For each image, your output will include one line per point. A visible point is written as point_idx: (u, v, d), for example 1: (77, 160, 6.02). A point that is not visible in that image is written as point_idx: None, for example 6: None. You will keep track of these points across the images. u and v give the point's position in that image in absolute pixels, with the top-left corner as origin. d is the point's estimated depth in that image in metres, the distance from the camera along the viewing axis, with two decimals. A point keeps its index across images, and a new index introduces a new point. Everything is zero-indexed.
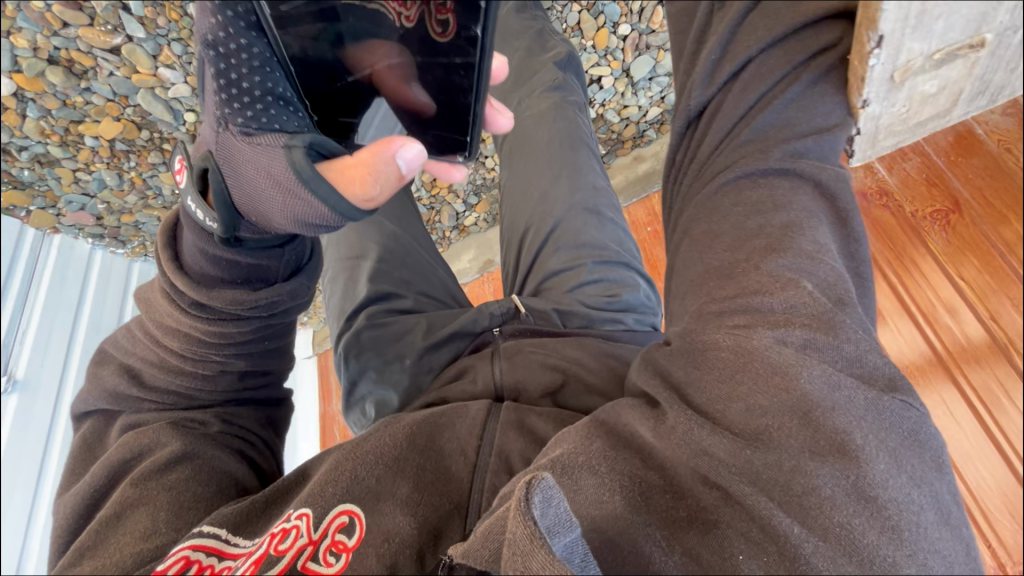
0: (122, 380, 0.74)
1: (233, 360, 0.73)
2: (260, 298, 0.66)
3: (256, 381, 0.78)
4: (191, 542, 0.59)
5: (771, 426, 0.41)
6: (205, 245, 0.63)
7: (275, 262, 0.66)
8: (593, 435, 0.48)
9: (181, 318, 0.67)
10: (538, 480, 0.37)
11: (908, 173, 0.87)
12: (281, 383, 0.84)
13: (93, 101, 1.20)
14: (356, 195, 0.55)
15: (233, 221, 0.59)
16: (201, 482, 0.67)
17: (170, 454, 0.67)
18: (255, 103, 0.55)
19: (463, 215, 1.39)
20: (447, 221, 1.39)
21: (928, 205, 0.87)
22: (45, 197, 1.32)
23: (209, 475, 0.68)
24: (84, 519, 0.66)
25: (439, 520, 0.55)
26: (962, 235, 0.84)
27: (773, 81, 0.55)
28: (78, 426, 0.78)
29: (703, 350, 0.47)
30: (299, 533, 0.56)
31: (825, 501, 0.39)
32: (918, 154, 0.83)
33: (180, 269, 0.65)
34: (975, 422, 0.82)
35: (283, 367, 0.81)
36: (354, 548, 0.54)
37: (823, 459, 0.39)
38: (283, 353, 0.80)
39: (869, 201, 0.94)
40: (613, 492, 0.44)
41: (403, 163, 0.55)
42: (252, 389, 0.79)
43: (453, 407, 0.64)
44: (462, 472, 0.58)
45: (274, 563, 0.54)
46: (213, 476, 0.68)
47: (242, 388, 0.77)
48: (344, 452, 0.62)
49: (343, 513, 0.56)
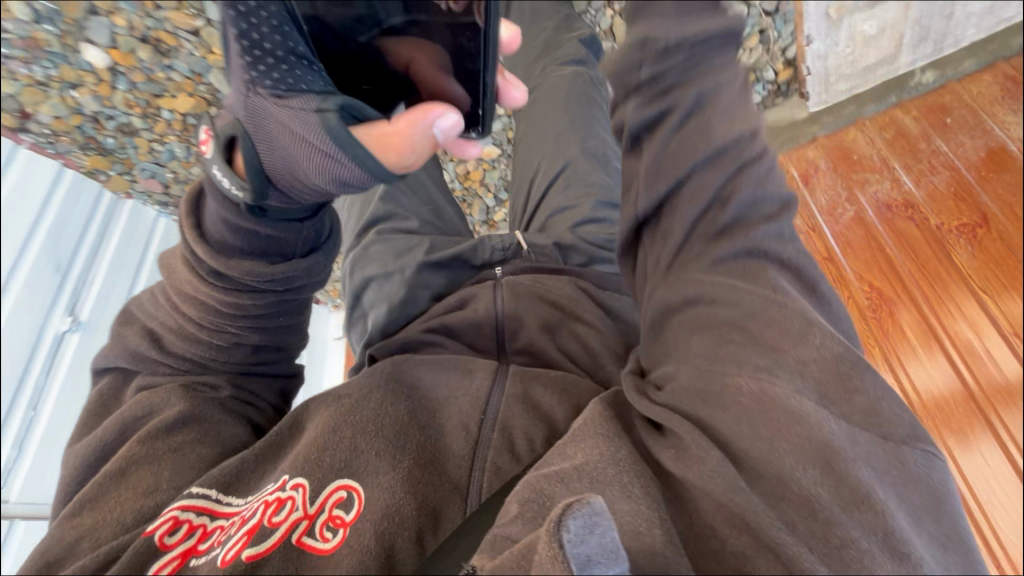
0: (143, 341, 0.74)
1: (246, 334, 0.73)
2: (275, 273, 0.66)
3: (268, 356, 0.78)
4: (179, 503, 0.59)
5: (792, 469, 0.37)
6: (229, 215, 0.62)
7: (292, 237, 0.66)
8: (600, 444, 0.43)
9: (201, 286, 0.68)
10: (580, 503, 0.30)
11: (934, 188, 1.10)
12: (293, 360, 0.84)
13: (172, 78, 1.06)
14: (393, 158, 0.57)
15: (263, 188, 0.59)
16: (205, 444, 0.68)
17: (174, 416, 0.68)
18: (279, 64, 0.54)
19: (493, 210, 1.39)
20: (477, 215, 1.39)
21: (955, 219, 1.08)
22: (122, 164, 1.15)
23: (213, 439, 0.69)
24: (91, 469, 0.66)
25: (437, 500, 0.53)
26: (990, 249, 1.06)
27: (723, 180, 0.45)
28: (96, 379, 0.78)
29: (718, 389, 0.41)
30: (294, 505, 0.54)
31: (866, 555, 0.35)
32: (946, 166, 1.10)
33: (204, 237, 0.65)
34: (997, 446, 1.03)
35: (295, 345, 0.82)
36: (351, 524, 0.52)
37: (849, 512, 0.36)
38: (297, 330, 0.81)
39: (896, 212, 1.12)
40: (650, 525, 0.37)
41: (442, 128, 0.57)
42: (265, 363, 0.79)
43: (456, 381, 0.63)
44: (465, 454, 0.56)
45: (266, 536, 0.53)
46: (217, 439, 0.69)
47: (255, 362, 0.77)
48: (337, 412, 0.60)
49: (340, 488, 0.55)
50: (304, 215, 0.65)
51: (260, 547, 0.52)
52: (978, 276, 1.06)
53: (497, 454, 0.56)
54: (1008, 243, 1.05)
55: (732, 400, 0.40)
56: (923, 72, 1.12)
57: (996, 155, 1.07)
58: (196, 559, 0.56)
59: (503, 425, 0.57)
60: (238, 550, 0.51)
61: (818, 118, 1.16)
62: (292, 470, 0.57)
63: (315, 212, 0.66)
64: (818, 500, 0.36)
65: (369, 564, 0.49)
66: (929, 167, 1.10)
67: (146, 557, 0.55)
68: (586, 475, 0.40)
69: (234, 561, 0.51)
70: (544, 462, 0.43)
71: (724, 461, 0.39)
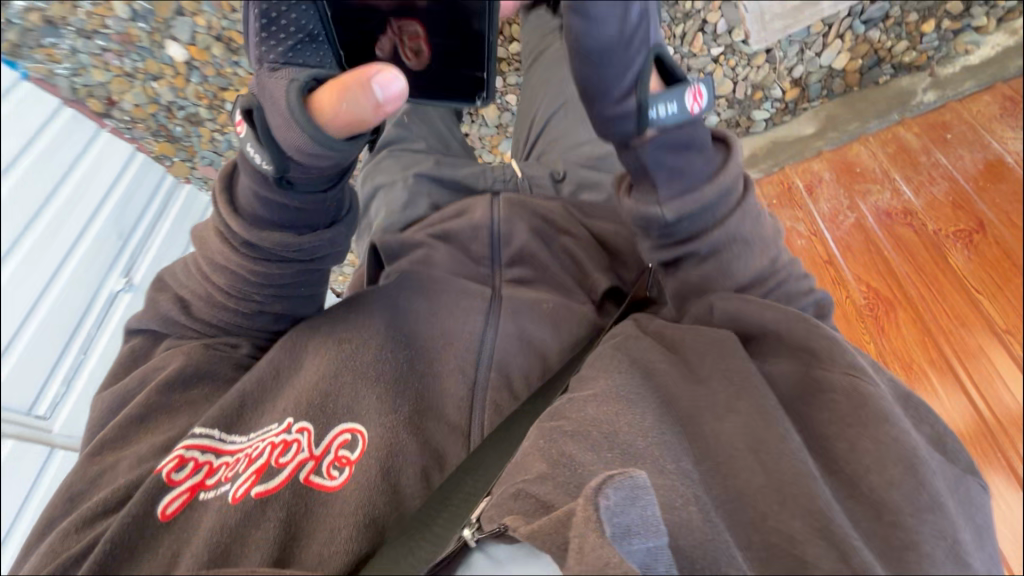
0: (172, 304, 0.69)
1: (270, 304, 0.64)
2: (304, 243, 0.54)
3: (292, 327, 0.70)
4: (184, 442, 0.54)
5: (869, 469, 0.39)
6: (257, 187, 0.50)
7: (317, 208, 0.53)
8: (621, 408, 0.44)
9: (230, 256, 0.57)
10: (624, 475, 0.31)
11: (934, 196, 0.84)
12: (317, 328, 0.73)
13: (240, 72, 1.06)
14: (329, 118, 0.45)
15: (284, 161, 0.47)
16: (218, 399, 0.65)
17: (187, 367, 0.64)
18: (287, 39, 0.47)
19: None
20: None
21: (952, 224, 0.82)
22: (185, 151, 1.18)
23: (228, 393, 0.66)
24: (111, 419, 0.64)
25: (439, 441, 0.55)
26: (989, 254, 0.79)
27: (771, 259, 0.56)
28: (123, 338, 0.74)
29: (815, 391, 0.45)
30: (300, 447, 0.54)
31: (925, 558, 0.36)
32: (945, 177, 0.84)
33: (236, 211, 0.53)
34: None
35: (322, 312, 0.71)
36: (358, 461, 0.52)
37: (922, 516, 0.37)
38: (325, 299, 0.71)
39: (896, 219, 0.86)
40: (686, 501, 0.38)
41: (378, 92, 0.42)
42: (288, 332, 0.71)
43: (460, 329, 0.63)
44: (465, 393, 0.58)
45: (274, 474, 0.52)
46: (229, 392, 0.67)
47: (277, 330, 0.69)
48: (335, 351, 0.61)
49: (344, 432, 0.55)
50: (333, 180, 0.52)
51: (270, 484, 0.51)
52: (976, 282, 0.79)
53: (496, 391, 0.59)
54: (1007, 245, 0.77)
55: (824, 402, 0.44)
56: (924, 88, 0.91)
57: (995, 166, 0.81)
58: (206, 493, 0.51)
59: (503, 365, 0.60)
60: (248, 487, 0.51)
61: (818, 132, 0.97)
62: (297, 413, 0.57)
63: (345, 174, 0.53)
64: (891, 503, 0.38)
65: (376, 498, 0.49)
66: (926, 174, 0.85)
67: (152, 493, 0.49)
68: (616, 444, 0.41)
69: (245, 497, 0.50)
70: (553, 412, 0.46)
71: (769, 424, 0.43)
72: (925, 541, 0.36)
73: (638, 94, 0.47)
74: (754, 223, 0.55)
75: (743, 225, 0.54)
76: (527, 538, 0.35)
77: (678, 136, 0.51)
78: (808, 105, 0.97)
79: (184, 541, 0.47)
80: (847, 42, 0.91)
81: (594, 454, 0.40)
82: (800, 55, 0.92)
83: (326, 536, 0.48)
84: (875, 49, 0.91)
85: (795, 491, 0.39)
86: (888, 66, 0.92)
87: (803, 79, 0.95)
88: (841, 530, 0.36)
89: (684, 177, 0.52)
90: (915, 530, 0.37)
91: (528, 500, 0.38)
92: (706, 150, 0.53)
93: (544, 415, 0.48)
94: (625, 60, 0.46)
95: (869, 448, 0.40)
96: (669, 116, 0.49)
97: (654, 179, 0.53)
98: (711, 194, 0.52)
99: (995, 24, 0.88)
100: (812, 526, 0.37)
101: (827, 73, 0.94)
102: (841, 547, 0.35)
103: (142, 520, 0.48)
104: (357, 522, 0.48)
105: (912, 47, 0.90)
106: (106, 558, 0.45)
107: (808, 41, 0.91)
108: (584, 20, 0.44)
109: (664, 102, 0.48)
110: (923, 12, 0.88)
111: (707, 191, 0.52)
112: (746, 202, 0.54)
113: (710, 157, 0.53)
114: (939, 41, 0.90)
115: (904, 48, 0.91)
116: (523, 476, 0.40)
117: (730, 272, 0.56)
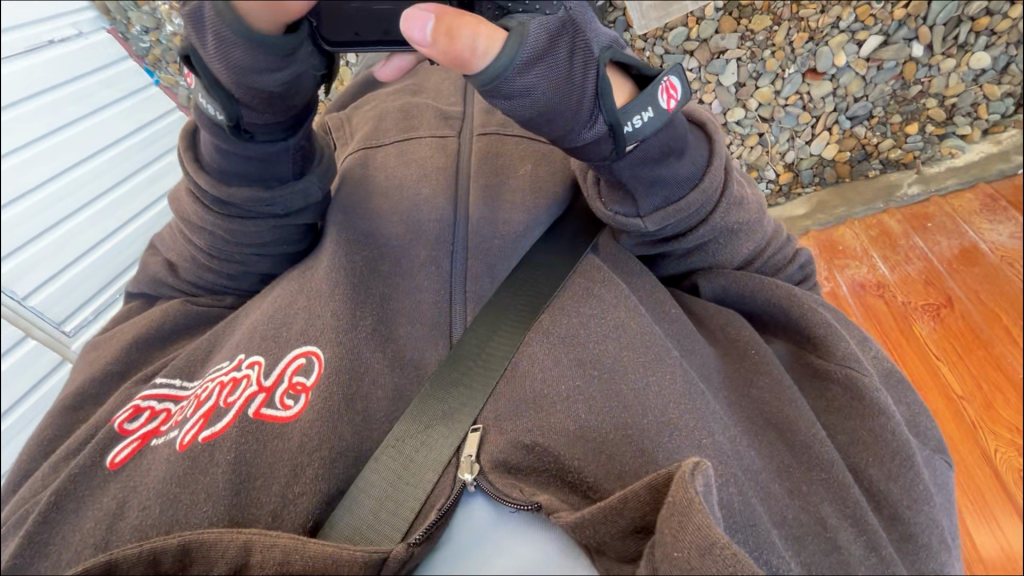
0: (162, 268, 0.68)
1: (254, 262, 0.64)
2: (275, 196, 0.56)
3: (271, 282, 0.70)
4: (143, 394, 0.53)
5: (878, 483, 0.45)
6: (216, 139, 0.52)
7: (280, 158, 0.55)
8: (658, 369, 0.47)
9: (203, 215, 0.58)
10: (705, 466, 0.31)
11: (908, 274, 0.98)
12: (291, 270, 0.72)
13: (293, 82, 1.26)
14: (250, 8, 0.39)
15: (236, 107, 0.48)
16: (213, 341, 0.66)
17: (164, 323, 0.63)
18: None
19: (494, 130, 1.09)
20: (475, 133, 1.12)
21: (922, 298, 0.95)
22: None
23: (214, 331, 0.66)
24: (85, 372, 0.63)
25: (411, 350, 0.52)
26: (953, 326, 0.93)
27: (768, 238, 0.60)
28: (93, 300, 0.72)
29: (818, 378, 0.52)
30: (250, 381, 0.50)
31: (921, 549, 0.42)
32: (921, 258, 0.98)
33: (202, 168, 0.56)
34: None
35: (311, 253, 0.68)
36: (315, 387, 0.48)
37: (919, 509, 0.43)
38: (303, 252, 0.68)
39: (869, 291, 0.98)
40: (726, 483, 0.40)
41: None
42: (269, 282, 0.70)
43: (432, 222, 0.59)
44: (439, 289, 0.55)
45: (220, 419, 0.48)
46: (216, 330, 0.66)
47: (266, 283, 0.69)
48: (297, 279, 0.59)
49: (302, 356, 0.51)
50: (290, 129, 0.54)
51: (215, 428, 0.47)
52: (940, 351, 0.92)
53: (475, 281, 0.56)
54: (969, 321, 0.93)
55: (822, 390, 0.51)
56: (909, 183, 1.02)
57: (968, 252, 0.97)
58: (156, 439, 0.48)
59: (489, 268, 0.56)
60: (196, 433, 0.47)
61: (809, 213, 1.05)
62: (249, 349, 0.53)
63: (301, 123, 0.54)
64: (888, 496, 0.44)
65: (343, 430, 0.45)
66: (903, 254, 0.99)
67: (104, 443, 0.48)
68: (648, 411, 0.44)
69: (191, 444, 0.46)
70: (568, 339, 0.49)
71: (783, 403, 0.49)
72: (922, 532, 0.43)
73: (601, 114, 0.46)
74: (735, 219, 0.55)
75: (728, 217, 0.55)
76: (573, 526, 0.36)
77: (655, 149, 0.51)
78: (802, 190, 1.06)
79: (131, 490, 0.44)
80: (834, 135, 1.00)
81: (593, 415, 0.44)
82: (791, 142, 1.01)
83: (288, 474, 0.43)
84: (863, 144, 1.01)
85: (818, 476, 0.44)
86: (876, 161, 1.03)
87: (795, 165, 1.04)
88: (863, 513, 0.42)
89: (671, 190, 0.52)
90: (911, 520, 0.43)
91: (545, 459, 0.42)
92: (690, 151, 0.52)
93: (554, 338, 0.50)
94: (575, 102, 0.45)
95: (866, 439, 0.46)
96: (646, 125, 0.48)
97: (637, 195, 0.53)
98: (696, 201, 0.52)
99: (981, 135, 1.00)
100: (842, 512, 0.42)
101: (818, 161, 1.03)
102: (870, 536, 0.41)
103: (90, 472, 0.46)
104: (324, 457, 0.44)
105: (897, 146, 1.01)
106: (51, 509, 0.43)
107: (798, 128, 1.00)
108: (506, 99, 0.43)
109: (637, 113, 0.47)
110: (905, 117, 0.98)
111: (694, 200, 0.52)
112: (729, 195, 0.54)
113: (697, 154, 0.53)
114: (925, 143, 1.00)
115: (891, 145, 1.01)
116: (538, 431, 0.44)
117: (722, 265, 0.59)
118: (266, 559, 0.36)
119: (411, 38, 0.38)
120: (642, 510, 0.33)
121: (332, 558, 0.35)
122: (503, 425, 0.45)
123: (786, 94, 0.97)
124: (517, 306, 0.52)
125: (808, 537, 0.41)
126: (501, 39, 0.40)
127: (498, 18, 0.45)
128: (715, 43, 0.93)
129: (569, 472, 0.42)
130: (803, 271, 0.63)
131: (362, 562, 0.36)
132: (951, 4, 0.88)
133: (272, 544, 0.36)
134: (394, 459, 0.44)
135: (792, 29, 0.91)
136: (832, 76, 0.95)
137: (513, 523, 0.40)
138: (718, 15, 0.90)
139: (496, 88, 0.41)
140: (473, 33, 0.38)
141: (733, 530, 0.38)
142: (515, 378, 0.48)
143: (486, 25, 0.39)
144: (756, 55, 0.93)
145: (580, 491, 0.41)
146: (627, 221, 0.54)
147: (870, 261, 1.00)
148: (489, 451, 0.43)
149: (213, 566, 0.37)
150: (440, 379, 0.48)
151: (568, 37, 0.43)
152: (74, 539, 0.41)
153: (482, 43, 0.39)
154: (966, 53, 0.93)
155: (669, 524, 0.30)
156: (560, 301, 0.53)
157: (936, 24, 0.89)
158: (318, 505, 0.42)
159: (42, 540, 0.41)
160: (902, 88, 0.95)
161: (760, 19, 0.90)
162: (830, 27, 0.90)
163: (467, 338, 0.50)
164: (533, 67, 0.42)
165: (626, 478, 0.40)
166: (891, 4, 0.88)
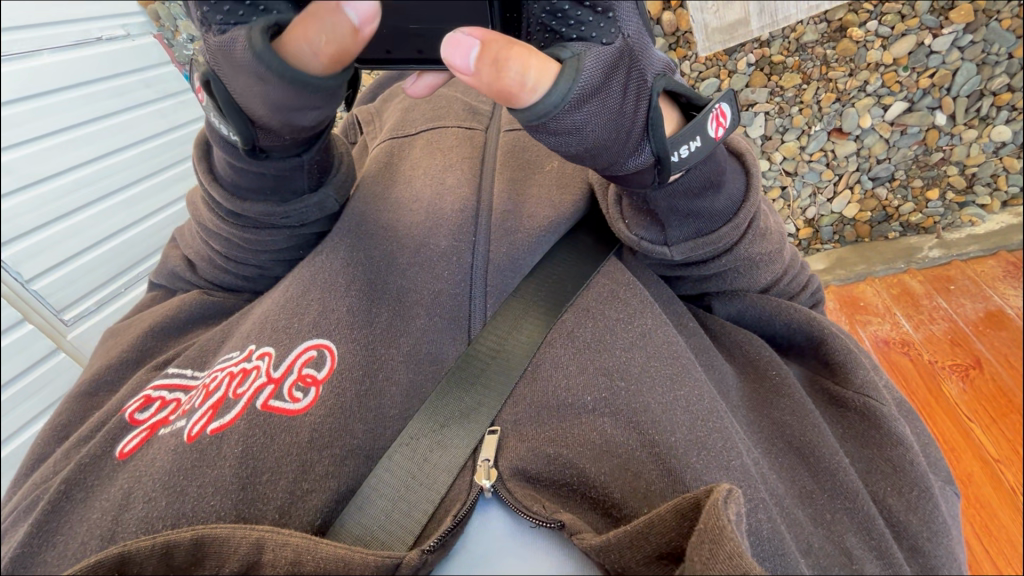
0: (179, 263, 0.66)
1: (269, 265, 0.62)
2: (290, 210, 0.55)
3: None
4: (153, 383, 0.50)
5: (896, 518, 0.43)
6: (229, 158, 0.49)
7: (295, 173, 0.52)
8: (684, 387, 0.44)
9: (219, 224, 0.57)
10: (727, 488, 0.28)
11: (933, 333, 0.98)
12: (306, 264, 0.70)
13: None
14: (304, 50, 0.36)
15: (251, 130, 0.45)
16: None
17: (179, 312, 0.60)
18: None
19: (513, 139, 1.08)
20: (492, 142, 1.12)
21: (949, 358, 0.95)
22: None
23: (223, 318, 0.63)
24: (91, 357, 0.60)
25: (430, 344, 0.48)
26: (984, 388, 0.92)
27: (790, 267, 0.59)
28: None
29: (833, 405, 0.52)
30: (259, 373, 0.46)
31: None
32: (946, 319, 0.99)
33: (217, 179, 0.54)
34: None
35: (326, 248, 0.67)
36: (326, 381, 0.45)
37: (938, 541, 0.42)
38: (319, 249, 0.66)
39: (894, 348, 0.98)
40: (756, 509, 0.36)
41: (355, 12, 0.34)
42: None
43: (454, 211, 0.56)
44: (459, 279, 0.52)
45: (229, 409, 0.44)
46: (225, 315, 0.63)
47: None
48: (308, 269, 0.55)
49: (312, 348, 0.47)
50: (303, 144, 0.50)
51: (224, 420, 0.43)
52: (969, 412, 0.91)
53: (498, 275, 0.52)
54: (1000, 385, 0.92)
55: (839, 416, 0.51)
56: (930, 247, 1.05)
57: (994, 316, 0.97)
58: (164, 429, 0.44)
59: (513, 261, 0.53)
60: (204, 425, 0.43)
61: (828, 268, 1.07)
62: (260, 340, 0.49)
63: (316, 136, 0.51)
64: (906, 525, 0.43)
65: (355, 428, 0.42)
66: (926, 314, 1.00)
67: (113, 434, 0.45)
68: (675, 428, 0.41)
69: (199, 436, 0.42)
70: (594, 343, 0.46)
71: (805, 427, 0.47)
72: (944, 564, 0.41)
73: (648, 143, 0.46)
74: (761, 249, 0.54)
75: (752, 249, 0.54)
76: (598, 550, 0.33)
77: (695, 182, 0.50)
78: (822, 246, 1.09)
79: (136, 479, 0.40)
80: (856, 194, 1.04)
81: (621, 430, 0.41)
82: (814, 198, 1.04)
83: (296, 470, 0.40)
84: (884, 206, 1.04)
85: (841, 505, 0.43)
86: (897, 223, 1.06)
87: (816, 221, 1.07)
88: (888, 544, 0.41)
89: (702, 221, 0.52)
90: (932, 552, 0.42)
91: (567, 471, 0.39)
92: (727, 185, 0.52)
93: (577, 342, 0.47)
94: (623, 138, 0.44)
95: (884, 469, 0.46)
96: (691, 155, 0.47)
97: (665, 223, 0.53)
98: (729, 234, 0.52)
99: (999, 206, 1.04)
100: (867, 543, 0.41)
101: (839, 219, 1.06)
102: (894, 567, 0.40)
103: (99, 463, 0.43)
104: (335, 454, 0.41)
105: (918, 210, 1.04)
106: (60, 499, 0.40)
107: (821, 185, 1.03)
108: (552, 134, 0.41)
109: (684, 143, 0.47)
110: (926, 181, 1.02)
111: (726, 234, 0.52)
112: (755, 227, 0.53)
113: (734, 187, 0.52)
114: (945, 209, 1.04)
115: (911, 209, 1.04)
116: (562, 441, 0.41)
117: (741, 292, 0.57)
118: (278, 559, 0.33)
119: (452, 64, 0.36)
120: (668, 535, 0.30)
121: (347, 562, 0.32)
122: (522, 431, 0.42)
123: (811, 151, 1.00)
124: (540, 300, 0.50)
125: (835, 568, 0.39)
126: (554, 72, 0.39)
127: (550, 42, 0.43)
128: (745, 95, 0.97)
129: (592, 487, 0.39)
130: (812, 297, 0.63)
131: (375, 566, 0.33)
132: (974, 79, 0.92)
133: (283, 542, 0.33)
134: (408, 458, 0.41)
135: (820, 89, 0.95)
136: (857, 136, 0.98)
137: (531, 539, 0.36)
138: (749, 70, 0.95)
139: (543, 125, 0.40)
140: (522, 67, 0.37)
141: (761, 559, 0.35)
142: (536, 381, 0.45)
143: (537, 56, 0.38)
144: (784, 110, 0.97)
145: (602, 510, 0.38)
146: (653, 248, 0.53)
147: (892, 317, 1.01)
148: (508, 457, 0.40)
149: (224, 563, 0.34)
150: (455, 377, 0.45)
151: (624, 69, 0.43)
152: (81, 530, 0.38)
153: (532, 76, 0.37)
154: (989, 125, 0.96)
155: (699, 552, 0.27)
156: (585, 302, 0.50)
157: (959, 95, 0.93)
158: (328, 504, 0.39)
159: (50, 530, 0.38)
160: (923, 154, 0.99)
161: (789, 78, 0.94)
162: (857, 90, 0.94)
163: (485, 335, 0.47)
164: (583, 104, 0.40)
165: (654, 498, 0.37)
166: (916, 73, 0.92)
